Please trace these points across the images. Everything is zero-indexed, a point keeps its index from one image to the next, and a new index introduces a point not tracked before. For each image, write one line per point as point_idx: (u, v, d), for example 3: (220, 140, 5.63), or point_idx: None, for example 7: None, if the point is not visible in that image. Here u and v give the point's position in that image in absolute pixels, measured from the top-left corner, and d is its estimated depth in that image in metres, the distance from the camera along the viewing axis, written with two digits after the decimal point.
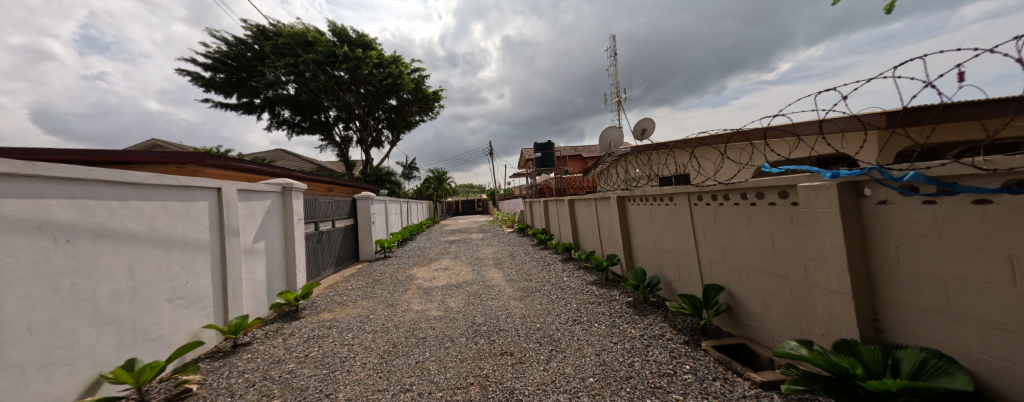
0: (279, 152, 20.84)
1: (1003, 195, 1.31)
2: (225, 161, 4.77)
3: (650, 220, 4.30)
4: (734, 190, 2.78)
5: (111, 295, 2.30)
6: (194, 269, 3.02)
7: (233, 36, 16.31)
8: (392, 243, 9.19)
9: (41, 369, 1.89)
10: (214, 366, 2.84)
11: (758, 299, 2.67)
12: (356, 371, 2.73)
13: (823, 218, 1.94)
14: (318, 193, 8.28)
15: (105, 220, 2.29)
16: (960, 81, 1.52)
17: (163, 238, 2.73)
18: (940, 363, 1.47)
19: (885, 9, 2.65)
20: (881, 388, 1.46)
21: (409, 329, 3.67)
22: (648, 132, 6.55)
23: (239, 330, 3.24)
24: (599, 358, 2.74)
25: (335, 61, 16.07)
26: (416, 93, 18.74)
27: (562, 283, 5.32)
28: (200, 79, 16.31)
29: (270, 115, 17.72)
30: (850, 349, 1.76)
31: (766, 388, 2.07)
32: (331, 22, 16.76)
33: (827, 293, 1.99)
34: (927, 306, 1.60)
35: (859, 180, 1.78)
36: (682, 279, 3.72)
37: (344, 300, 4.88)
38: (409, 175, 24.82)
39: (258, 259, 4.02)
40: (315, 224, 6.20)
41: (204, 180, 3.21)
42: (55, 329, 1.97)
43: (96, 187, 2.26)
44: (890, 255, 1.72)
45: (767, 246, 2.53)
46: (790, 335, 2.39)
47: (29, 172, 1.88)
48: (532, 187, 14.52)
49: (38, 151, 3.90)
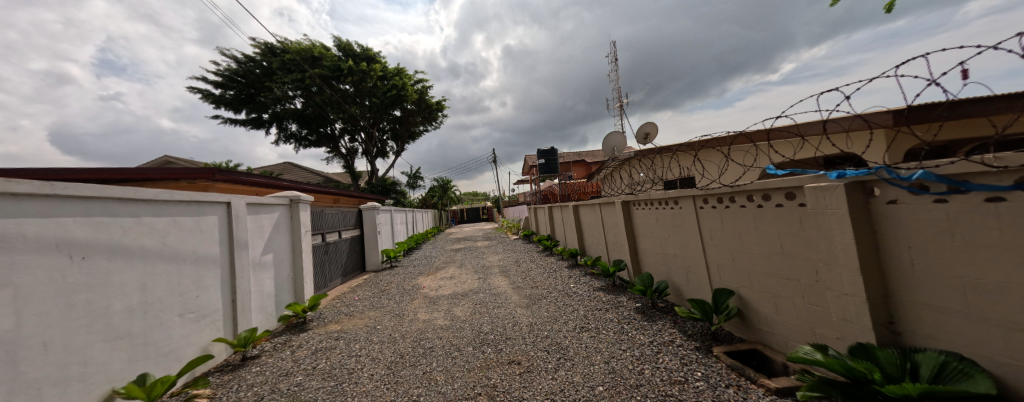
0: (287, 166, 21.30)
1: (1017, 192, 1.28)
2: (235, 176, 4.86)
3: (656, 224, 4.26)
4: (740, 192, 2.76)
5: (125, 310, 2.34)
6: (204, 283, 3.07)
7: (242, 53, 16.75)
8: (398, 252, 9.23)
9: (57, 385, 1.92)
10: (224, 380, 2.85)
11: (769, 304, 2.62)
12: (364, 382, 2.73)
13: (832, 219, 1.92)
14: (324, 204, 8.40)
15: (119, 236, 2.35)
16: (963, 78, 1.52)
17: (174, 253, 2.78)
18: (961, 366, 1.41)
19: (885, 9, 2.70)
20: (901, 393, 1.41)
21: (415, 338, 3.67)
22: (651, 136, 6.53)
23: (248, 342, 3.25)
24: (608, 366, 2.70)
25: (341, 75, 16.50)
26: (419, 104, 18.97)
27: (568, 290, 5.28)
28: (211, 96, 16.79)
29: (278, 129, 18.08)
30: (867, 353, 1.71)
31: (782, 395, 2.02)
32: (337, 37, 17.18)
33: (839, 295, 1.95)
34: (945, 308, 1.56)
35: (867, 180, 1.77)
36: (691, 283, 3.68)
37: (351, 311, 4.89)
38: (414, 184, 25.12)
39: (266, 272, 4.07)
40: (321, 235, 6.26)
41: (215, 195, 3.28)
42: (69, 345, 2.00)
43: (110, 204, 2.33)
44: (903, 255, 1.69)
45: (776, 249, 2.49)
46: (804, 340, 2.33)
47: (48, 192, 1.95)
48: (536, 194, 14.45)
49: (55, 171, 4.01)
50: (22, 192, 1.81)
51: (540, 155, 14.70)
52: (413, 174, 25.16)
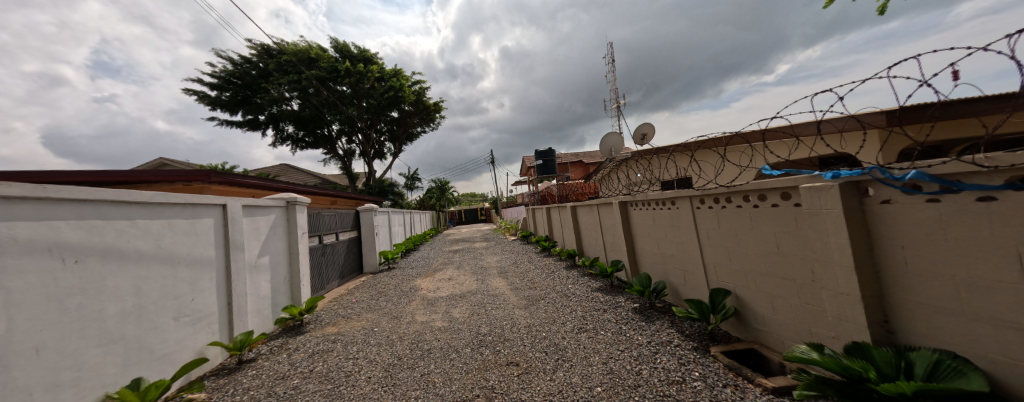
0: (284, 168, 21.25)
1: (1008, 192, 1.30)
2: (231, 178, 4.84)
3: (653, 224, 4.27)
4: (736, 193, 2.77)
5: (118, 314, 2.31)
6: (199, 286, 3.04)
7: (238, 55, 16.70)
8: (396, 254, 9.20)
9: (48, 390, 1.89)
10: (219, 383, 2.83)
11: (765, 303, 2.64)
12: (361, 385, 2.71)
13: (827, 219, 1.93)
14: (322, 206, 8.38)
15: (112, 239, 2.32)
16: (954, 79, 1.54)
17: (169, 256, 2.75)
18: (954, 364, 1.43)
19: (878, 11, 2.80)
20: (895, 391, 1.42)
21: (414, 340, 3.66)
22: (648, 136, 6.55)
23: (244, 346, 3.23)
24: (606, 366, 2.70)
25: (338, 77, 16.44)
26: (417, 105, 18.95)
27: (566, 291, 5.28)
28: (207, 97, 16.70)
29: (275, 131, 18.01)
30: (862, 352, 1.73)
31: (778, 394, 2.03)
32: (334, 39, 17.16)
33: (835, 295, 1.96)
34: (939, 306, 1.57)
35: (861, 180, 1.78)
36: (688, 283, 3.69)
37: (349, 314, 4.86)
38: (411, 186, 25.08)
39: (263, 274, 4.05)
40: (318, 237, 6.24)
41: (210, 197, 3.25)
42: (61, 350, 1.98)
43: (104, 208, 2.30)
44: (897, 254, 1.71)
45: (772, 249, 2.51)
46: (800, 339, 2.34)
47: (40, 195, 1.92)
48: (534, 195, 14.43)
49: (49, 173, 3.98)
50: (15, 195, 1.80)
51: (539, 156, 14.69)
52: (411, 175, 25.12)
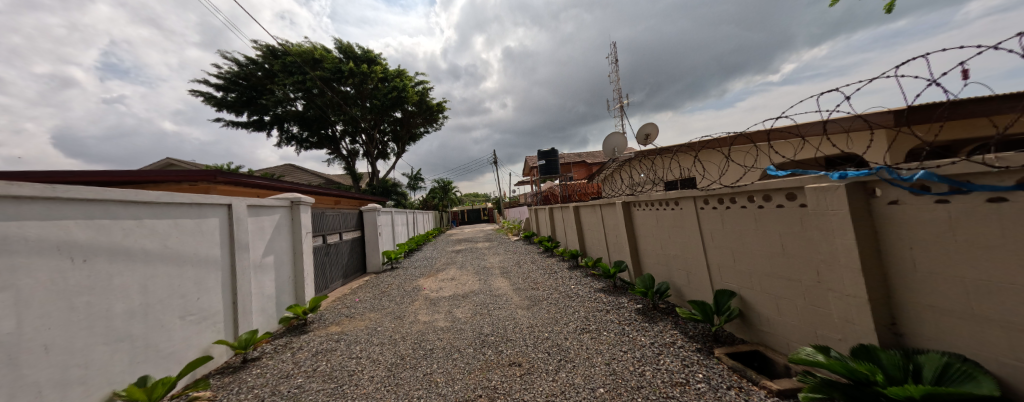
0: (288, 167, 21.36)
1: (1018, 192, 1.28)
2: (236, 178, 4.88)
3: (657, 225, 4.25)
4: (741, 193, 2.75)
5: (125, 312, 2.34)
6: (205, 285, 3.07)
7: (244, 56, 16.80)
8: (398, 254, 9.21)
9: (57, 387, 1.92)
10: (225, 382, 2.85)
11: (770, 305, 2.61)
12: (364, 384, 2.72)
13: (833, 220, 1.91)
14: (325, 206, 8.46)
15: (120, 239, 2.35)
16: (964, 78, 1.52)
17: (176, 255, 2.79)
18: (964, 368, 1.40)
19: (885, 9, 2.76)
20: (903, 395, 1.40)
21: (416, 340, 3.67)
22: (652, 136, 6.52)
23: (248, 344, 3.26)
24: (609, 367, 2.69)
25: (341, 77, 16.44)
26: (420, 105, 19.02)
27: (569, 291, 5.27)
28: (212, 99, 16.86)
29: (280, 132, 18.15)
30: (869, 354, 1.71)
31: (783, 397, 2.01)
32: (338, 39, 17.24)
33: (842, 296, 1.94)
34: (946, 308, 1.55)
35: (868, 181, 1.76)
36: (692, 284, 3.66)
37: (352, 313, 4.88)
38: (415, 186, 25.19)
39: (267, 273, 4.08)
40: (322, 236, 6.27)
41: (215, 197, 3.28)
42: (70, 348, 2.01)
43: (112, 207, 2.33)
44: (906, 255, 1.68)
45: (777, 249, 2.48)
46: (805, 341, 2.32)
47: (50, 195, 1.96)
48: (537, 195, 14.40)
49: (57, 174, 4.04)
50: (24, 194, 1.82)
51: (542, 156, 14.67)
52: (414, 175, 25.21)
